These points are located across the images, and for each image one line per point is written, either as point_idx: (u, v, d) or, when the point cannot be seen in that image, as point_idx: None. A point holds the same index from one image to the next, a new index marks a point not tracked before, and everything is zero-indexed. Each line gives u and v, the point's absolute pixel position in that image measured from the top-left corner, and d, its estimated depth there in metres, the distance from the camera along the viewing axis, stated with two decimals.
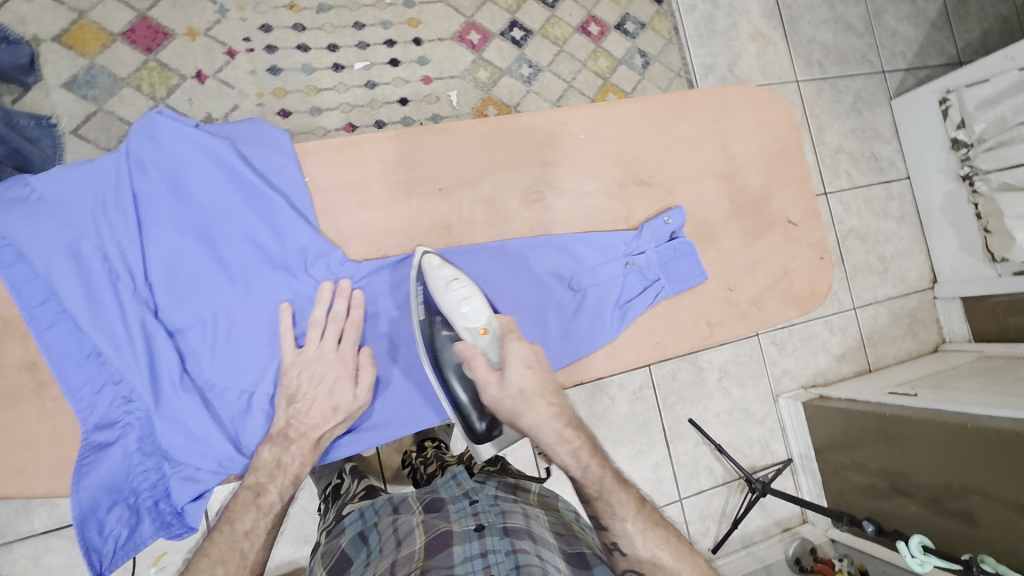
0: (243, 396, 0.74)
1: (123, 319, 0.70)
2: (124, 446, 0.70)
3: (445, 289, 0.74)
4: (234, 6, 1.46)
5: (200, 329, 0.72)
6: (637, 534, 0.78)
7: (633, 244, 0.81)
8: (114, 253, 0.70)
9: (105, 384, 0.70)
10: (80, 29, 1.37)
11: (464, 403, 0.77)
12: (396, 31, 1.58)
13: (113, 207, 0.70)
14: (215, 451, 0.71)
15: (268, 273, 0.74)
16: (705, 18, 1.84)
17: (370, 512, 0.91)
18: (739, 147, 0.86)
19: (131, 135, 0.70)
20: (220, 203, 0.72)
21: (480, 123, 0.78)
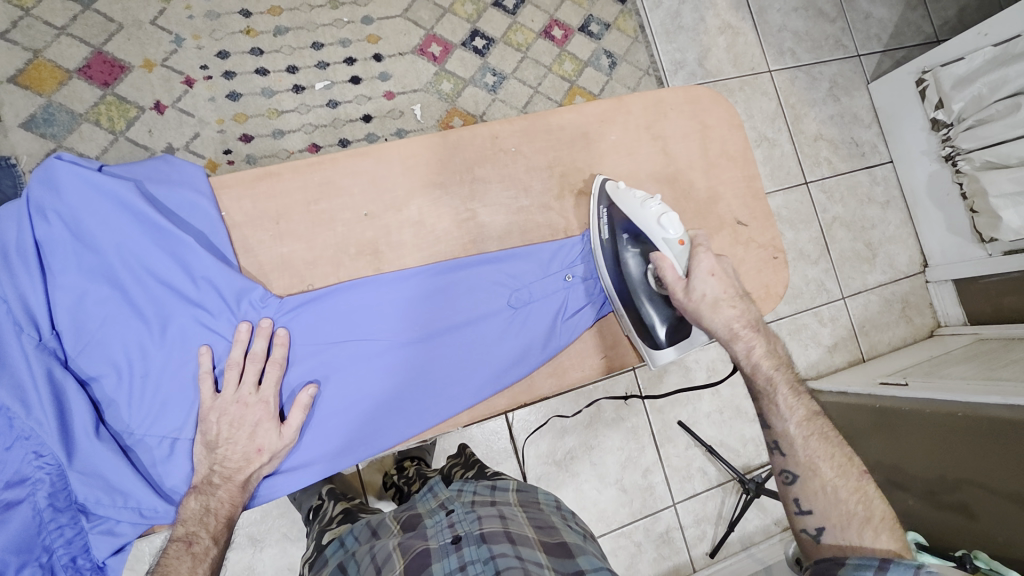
0: (165, 442, 0.71)
1: (28, 369, 0.67)
2: (34, 503, 0.67)
3: (641, 206, 0.73)
4: (190, 34, 1.46)
5: (115, 374, 0.70)
6: (800, 437, 0.77)
7: (573, 255, 0.80)
8: (14, 303, 0.68)
9: (15, 440, 0.68)
10: (35, 68, 1.36)
11: (646, 314, 0.76)
12: (356, 49, 1.57)
13: (17, 258, 0.68)
14: (136, 501, 0.69)
15: (182, 312, 0.72)
16: (672, 13, 1.81)
17: (350, 539, 0.82)
18: (680, 150, 0.84)
19: (30, 182, 0.68)
20: (126, 245, 0.70)
21: (403, 143, 0.76)
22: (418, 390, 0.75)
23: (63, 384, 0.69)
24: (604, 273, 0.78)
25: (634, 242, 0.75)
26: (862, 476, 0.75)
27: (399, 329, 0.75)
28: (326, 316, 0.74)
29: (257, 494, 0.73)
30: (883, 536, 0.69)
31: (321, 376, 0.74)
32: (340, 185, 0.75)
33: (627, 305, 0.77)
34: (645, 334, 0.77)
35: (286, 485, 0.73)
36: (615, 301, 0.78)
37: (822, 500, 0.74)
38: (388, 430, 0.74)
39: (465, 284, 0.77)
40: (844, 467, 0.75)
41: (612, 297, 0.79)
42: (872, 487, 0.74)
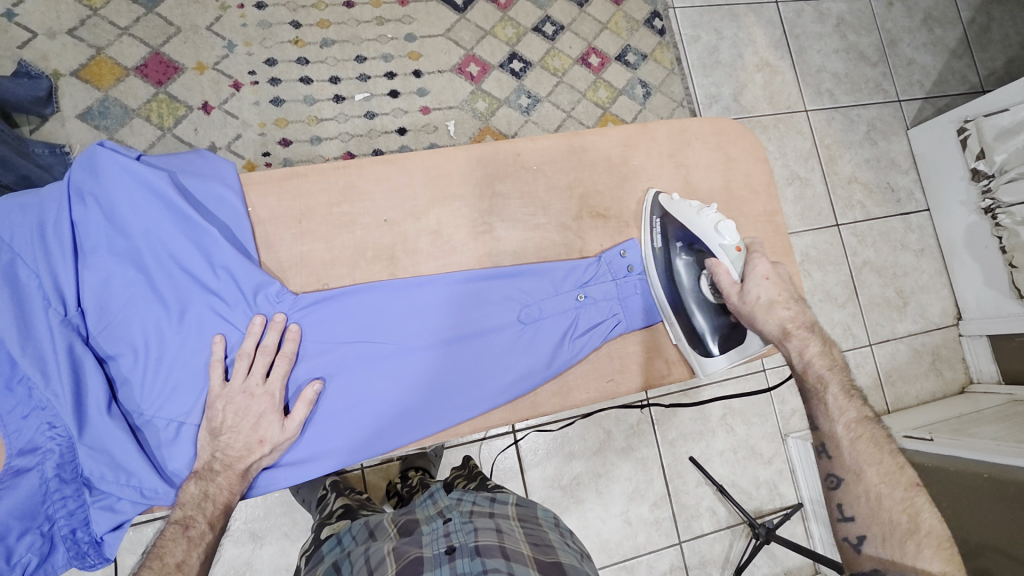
0: (171, 425, 0.73)
1: (51, 342, 0.70)
2: (42, 473, 0.70)
3: (698, 215, 0.76)
4: (242, 41, 1.53)
5: (132, 355, 0.73)
6: (847, 440, 0.77)
7: (588, 274, 0.79)
8: (46, 279, 0.71)
9: (33, 409, 0.71)
10: (97, 64, 1.45)
11: (698, 322, 0.77)
12: (397, 64, 1.62)
13: (53, 237, 0.72)
14: (136, 480, 0.71)
15: (200, 300, 0.74)
16: (709, 49, 1.83)
17: (347, 538, 0.82)
18: (702, 180, 0.84)
19: (72, 166, 0.72)
20: (154, 232, 0.73)
21: (427, 154, 0.78)
22: (422, 394, 0.75)
23: (83, 360, 0.71)
24: (655, 283, 0.79)
25: (688, 250, 0.77)
26: (912, 486, 0.73)
27: (408, 334, 0.76)
28: (339, 314, 0.75)
29: (255, 484, 0.74)
30: (924, 553, 0.68)
31: (329, 372, 0.75)
32: (363, 190, 0.77)
33: (677, 314, 0.78)
34: (696, 341, 0.78)
35: (283, 479, 0.74)
36: (664, 309, 0.79)
37: (865, 506, 0.74)
38: (389, 431, 0.74)
39: (475, 295, 0.77)
40: (892, 475, 0.74)
41: (661, 306, 0.79)
42: (922, 499, 0.72)
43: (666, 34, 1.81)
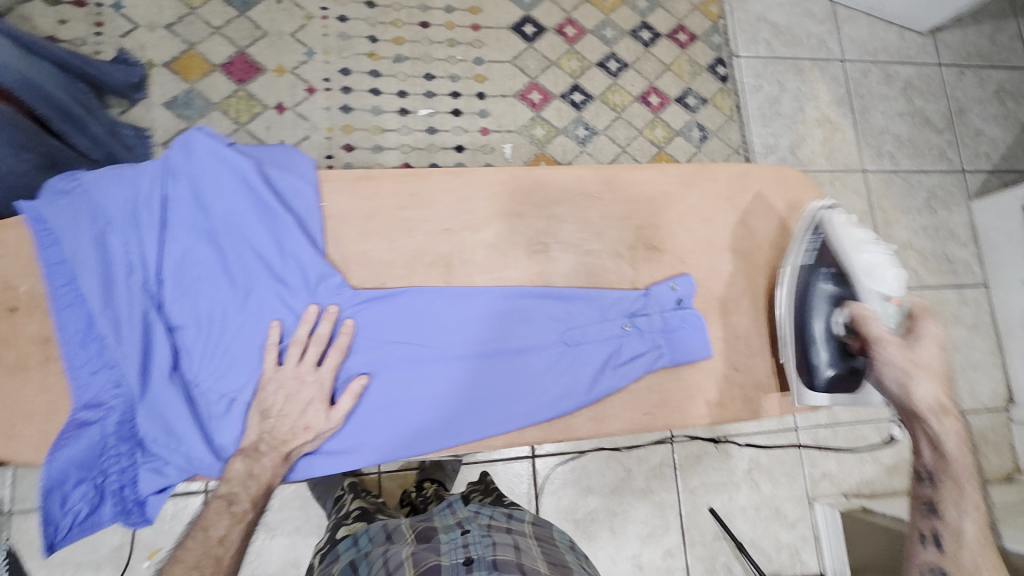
0: (224, 400, 0.76)
1: (129, 306, 0.74)
2: (103, 428, 0.73)
3: (861, 247, 0.78)
4: (321, 50, 1.62)
5: (198, 327, 0.76)
6: (970, 537, 0.74)
7: (636, 304, 0.79)
8: (131, 246, 0.75)
9: (102, 367, 0.74)
10: (188, 58, 1.55)
11: (820, 350, 0.79)
12: (463, 85, 1.68)
13: (143, 208, 0.76)
14: (187, 447, 0.73)
15: (266, 284, 0.77)
16: (771, 99, 1.84)
17: (363, 539, 0.82)
18: (759, 226, 0.85)
19: (171, 146, 0.76)
20: (235, 215, 0.77)
21: (493, 171, 0.81)
22: (463, 399, 0.76)
23: (153, 326, 0.75)
24: (790, 296, 0.81)
25: (833, 281, 0.79)
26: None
27: (456, 341, 0.77)
28: (391, 313, 0.78)
29: (293, 467, 0.76)
30: None
31: (376, 367, 0.77)
32: (427, 198, 0.80)
33: (802, 338, 0.79)
34: (807, 371, 0.79)
35: (320, 467, 0.75)
36: (789, 329, 0.80)
37: None
38: (428, 430, 0.75)
39: (524, 312, 0.78)
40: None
41: (787, 323, 0.81)
42: None
43: (729, 81, 1.82)
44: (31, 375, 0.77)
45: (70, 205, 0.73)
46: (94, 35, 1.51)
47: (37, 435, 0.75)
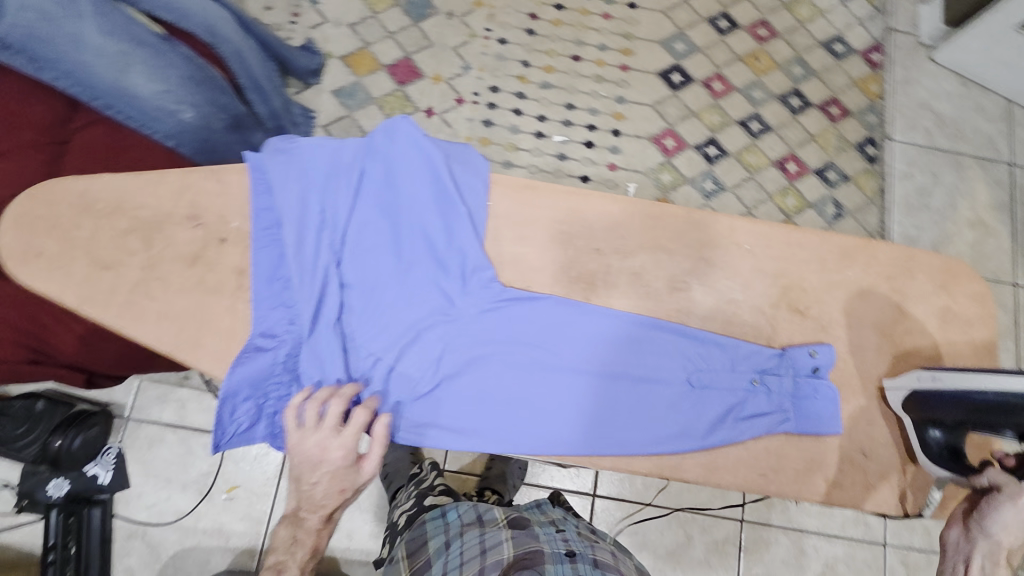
0: (372, 361, 0.72)
1: (312, 258, 0.71)
2: (275, 357, 0.69)
3: None
4: (477, 66, 1.73)
5: (369, 298, 0.73)
6: None
7: (770, 360, 0.72)
8: (324, 203, 0.73)
9: (281, 305, 0.71)
10: (361, 55, 1.70)
11: (953, 411, 0.68)
12: (601, 119, 1.74)
13: (343, 172, 0.73)
14: (340, 393, 0.70)
15: (433, 267, 0.74)
16: (920, 189, 1.78)
17: (454, 515, 0.90)
18: (914, 313, 0.77)
19: (376, 131, 0.74)
20: (417, 197, 0.74)
21: (656, 203, 0.75)
22: (605, 428, 0.70)
23: (328, 285, 0.72)
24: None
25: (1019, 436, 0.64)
26: None
27: (597, 362, 0.72)
28: (530, 316, 0.73)
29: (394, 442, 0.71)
30: None
31: (521, 374, 0.72)
32: (582, 212, 0.75)
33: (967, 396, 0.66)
34: (924, 398, 0.70)
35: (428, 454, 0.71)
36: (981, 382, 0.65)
37: None
38: (566, 451, 0.69)
39: (658, 349, 0.72)
40: None
41: (991, 381, 0.64)
42: None
43: (876, 163, 1.79)
44: (224, 299, 0.70)
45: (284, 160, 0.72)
46: (289, 23, 1.69)
47: (219, 352, 0.68)
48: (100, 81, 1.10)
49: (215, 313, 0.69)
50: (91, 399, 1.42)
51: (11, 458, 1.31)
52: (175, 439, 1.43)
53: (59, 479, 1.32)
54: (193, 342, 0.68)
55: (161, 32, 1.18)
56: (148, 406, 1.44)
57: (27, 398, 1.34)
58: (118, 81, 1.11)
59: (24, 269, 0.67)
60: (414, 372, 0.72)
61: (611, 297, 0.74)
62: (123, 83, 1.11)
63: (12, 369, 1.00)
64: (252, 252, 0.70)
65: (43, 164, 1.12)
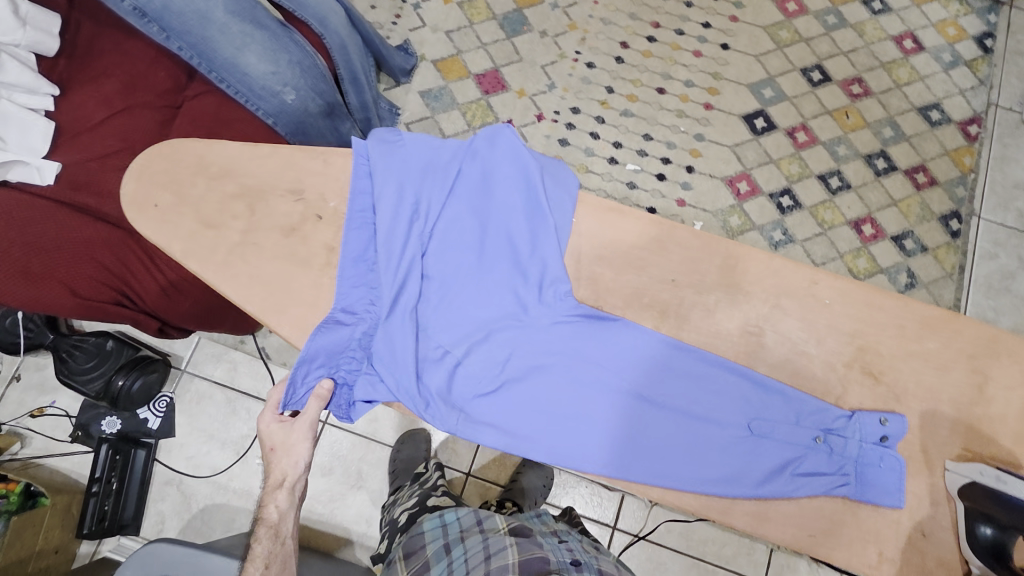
0: (439, 352, 0.74)
1: (400, 245, 0.74)
2: (352, 332, 0.72)
3: None
4: (561, 86, 1.77)
5: (448, 291, 0.75)
6: None
7: (836, 421, 0.69)
8: (419, 195, 0.75)
9: (364, 284, 0.74)
10: (452, 61, 1.76)
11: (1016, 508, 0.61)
12: (676, 154, 1.73)
13: (441, 167, 0.76)
14: (405, 375, 0.71)
15: (510, 270, 0.75)
16: (1004, 272, 1.69)
17: (452, 520, 0.93)
18: (999, 399, 0.69)
19: (479, 133, 0.77)
20: (506, 201, 0.75)
21: (734, 243, 0.75)
22: (658, 456, 0.69)
23: (411, 273, 0.74)
24: None
25: None
26: None
27: (660, 392, 0.71)
28: (598, 335, 0.72)
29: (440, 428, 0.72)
30: None
31: (583, 389, 0.71)
32: (664, 245, 0.75)
33: None
34: (985, 494, 0.64)
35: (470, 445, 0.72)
36: None
37: None
38: (618, 472, 0.69)
39: (722, 390, 0.70)
40: None
41: None
42: None
43: (959, 238, 1.71)
44: (310, 274, 0.73)
45: (389, 147, 0.75)
46: (390, 23, 1.77)
47: (297, 320, 0.72)
48: (218, 56, 1.17)
49: (300, 288, 0.73)
50: (153, 347, 1.50)
51: (75, 390, 1.40)
52: (222, 399, 1.49)
53: (114, 417, 1.44)
54: (278, 308, 0.72)
55: (280, 17, 1.24)
56: (203, 363, 1.51)
57: (98, 337, 1.42)
58: (234, 57, 1.18)
59: (137, 216, 0.72)
60: (479, 368, 0.73)
61: (681, 330, 0.73)
62: (238, 60, 1.18)
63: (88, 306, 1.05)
64: (343, 232, 0.73)
65: (159, 125, 1.21)
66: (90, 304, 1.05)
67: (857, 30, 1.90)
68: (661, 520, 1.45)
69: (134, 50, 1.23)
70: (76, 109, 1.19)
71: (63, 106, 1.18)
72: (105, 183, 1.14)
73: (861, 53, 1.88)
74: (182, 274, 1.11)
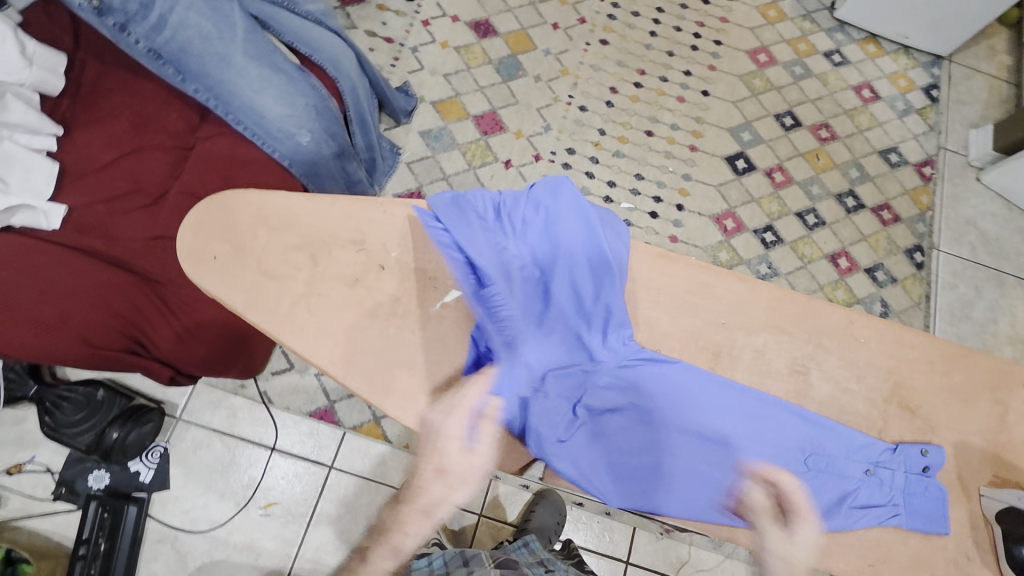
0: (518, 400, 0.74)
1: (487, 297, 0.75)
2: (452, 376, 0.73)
3: None
4: (557, 128, 1.83)
5: (533, 334, 0.75)
6: None
7: (883, 454, 0.74)
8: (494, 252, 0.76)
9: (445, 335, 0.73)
10: (451, 102, 1.80)
11: None
12: (667, 192, 1.82)
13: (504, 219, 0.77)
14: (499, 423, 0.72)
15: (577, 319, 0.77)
16: (964, 301, 1.84)
17: (440, 561, 0.94)
18: (1019, 428, 0.76)
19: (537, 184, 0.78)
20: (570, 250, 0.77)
21: (775, 287, 0.80)
22: (743, 492, 0.73)
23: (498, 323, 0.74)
24: None
25: None
26: None
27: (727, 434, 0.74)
28: (663, 379, 0.75)
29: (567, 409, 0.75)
30: None
31: (653, 431, 0.75)
32: (714, 289, 0.79)
33: None
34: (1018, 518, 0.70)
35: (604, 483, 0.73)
36: None
37: None
38: (709, 511, 0.73)
39: (780, 430, 0.74)
40: None
41: None
42: None
43: (923, 269, 1.86)
44: (376, 320, 0.74)
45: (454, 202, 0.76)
46: (389, 65, 1.81)
47: (369, 371, 0.73)
48: (235, 99, 1.17)
49: (368, 336, 0.73)
50: (147, 394, 1.43)
51: (61, 443, 1.32)
52: (221, 447, 1.43)
53: (102, 470, 1.36)
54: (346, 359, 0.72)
55: (295, 61, 1.24)
56: (201, 409, 1.45)
57: (88, 387, 1.35)
58: (251, 100, 1.17)
59: (194, 267, 0.71)
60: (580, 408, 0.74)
61: (734, 370, 0.77)
62: (255, 102, 1.18)
63: (98, 355, 1.02)
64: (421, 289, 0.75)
65: (170, 165, 1.18)
66: (99, 353, 1.01)
67: (821, 80, 2.07)
68: (673, 553, 1.47)
69: (145, 91, 1.21)
70: (83, 150, 1.15)
71: (70, 148, 1.15)
72: (115, 226, 1.09)
73: (826, 101, 2.05)
74: (196, 319, 1.08)
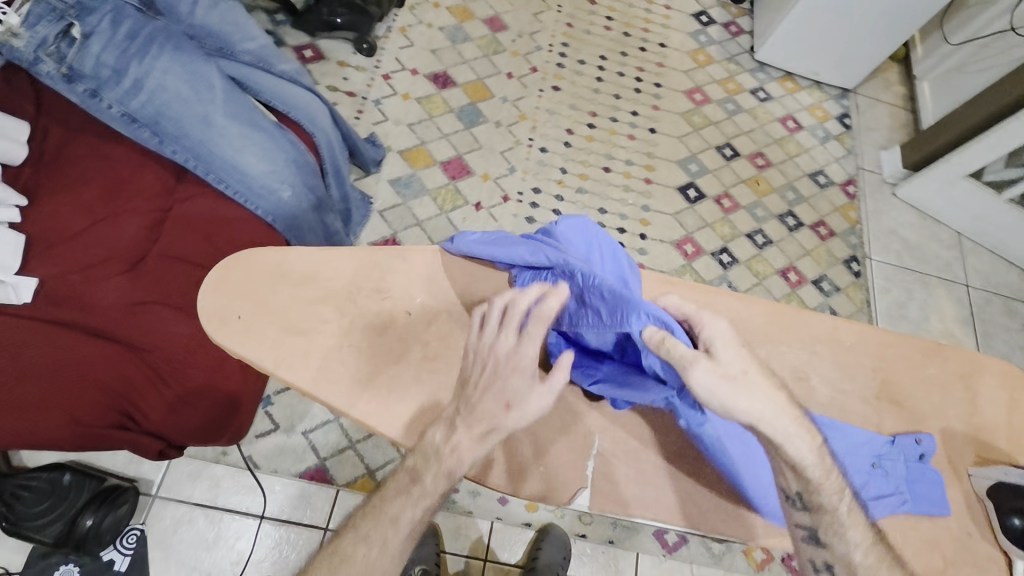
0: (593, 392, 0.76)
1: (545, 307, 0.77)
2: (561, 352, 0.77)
3: None
4: (520, 169, 1.91)
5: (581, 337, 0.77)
6: None
7: (884, 447, 0.80)
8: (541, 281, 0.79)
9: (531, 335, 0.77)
10: (417, 151, 1.85)
11: None
12: (630, 223, 1.92)
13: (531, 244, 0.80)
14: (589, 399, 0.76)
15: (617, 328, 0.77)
16: (899, 302, 2.03)
17: None
18: (987, 410, 0.86)
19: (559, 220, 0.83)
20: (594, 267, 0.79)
21: (766, 303, 0.88)
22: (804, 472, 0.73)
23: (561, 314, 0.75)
24: None
25: None
26: None
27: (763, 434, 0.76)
28: None
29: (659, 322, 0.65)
30: None
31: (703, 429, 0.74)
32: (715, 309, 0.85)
33: None
34: (1003, 491, 0.78)
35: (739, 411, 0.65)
36: None
37: None
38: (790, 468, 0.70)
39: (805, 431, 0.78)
40: None
41: None
42: None
43: (860, 277, 2.05)
44: (407, 364, 0.75)
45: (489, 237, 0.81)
46: (353, 117, 1.84)
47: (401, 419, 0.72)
48: (217, 158, 1.14)
49: (399, 380, 0.74)
50: (119, 473, 1.34)
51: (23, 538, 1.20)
52: (204, 522, 1.34)
53: (70, 564, 1.27)
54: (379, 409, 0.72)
55: (273, 119, 1.25)
56: (179, 483, 1.36)
57: (51, 472, 1.25)
58: (234, 159, 1.16)
59: (218, 328, 0.71)
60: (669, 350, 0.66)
61: None
62: (238, 161, 1.16)
63: (88, 433, 1.00)
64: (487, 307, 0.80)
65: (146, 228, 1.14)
66: (87, 432, 0.99)
67: (750, 114, 2.28)
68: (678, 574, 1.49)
69: (115, 155, 1.16)
70: (50, 219, 1.09)
71: (36, 218, 1.09)
72: (93, 296, 1.04)
73: (757, 132, 2.25)
74: (186, 387, 1.04)
